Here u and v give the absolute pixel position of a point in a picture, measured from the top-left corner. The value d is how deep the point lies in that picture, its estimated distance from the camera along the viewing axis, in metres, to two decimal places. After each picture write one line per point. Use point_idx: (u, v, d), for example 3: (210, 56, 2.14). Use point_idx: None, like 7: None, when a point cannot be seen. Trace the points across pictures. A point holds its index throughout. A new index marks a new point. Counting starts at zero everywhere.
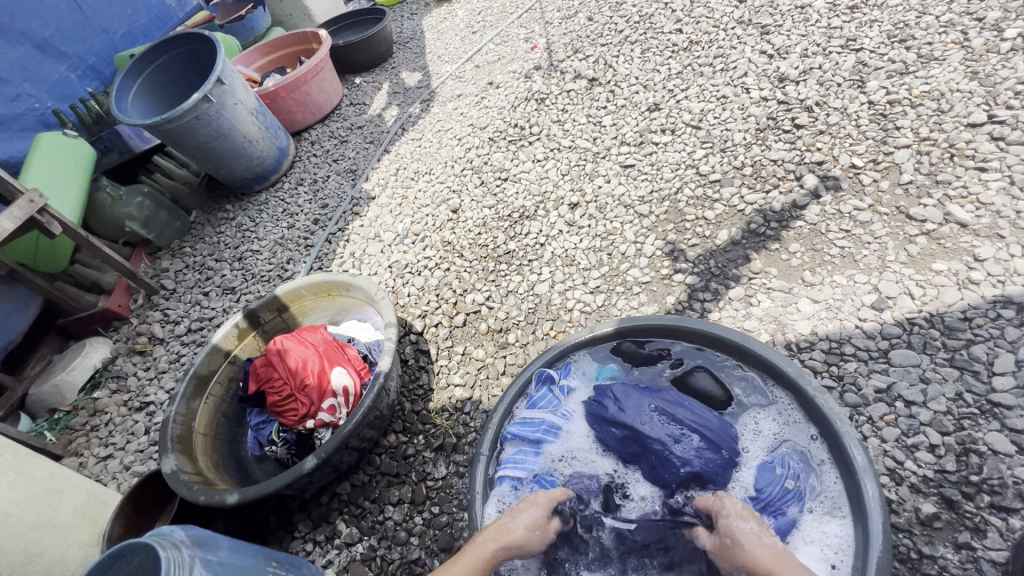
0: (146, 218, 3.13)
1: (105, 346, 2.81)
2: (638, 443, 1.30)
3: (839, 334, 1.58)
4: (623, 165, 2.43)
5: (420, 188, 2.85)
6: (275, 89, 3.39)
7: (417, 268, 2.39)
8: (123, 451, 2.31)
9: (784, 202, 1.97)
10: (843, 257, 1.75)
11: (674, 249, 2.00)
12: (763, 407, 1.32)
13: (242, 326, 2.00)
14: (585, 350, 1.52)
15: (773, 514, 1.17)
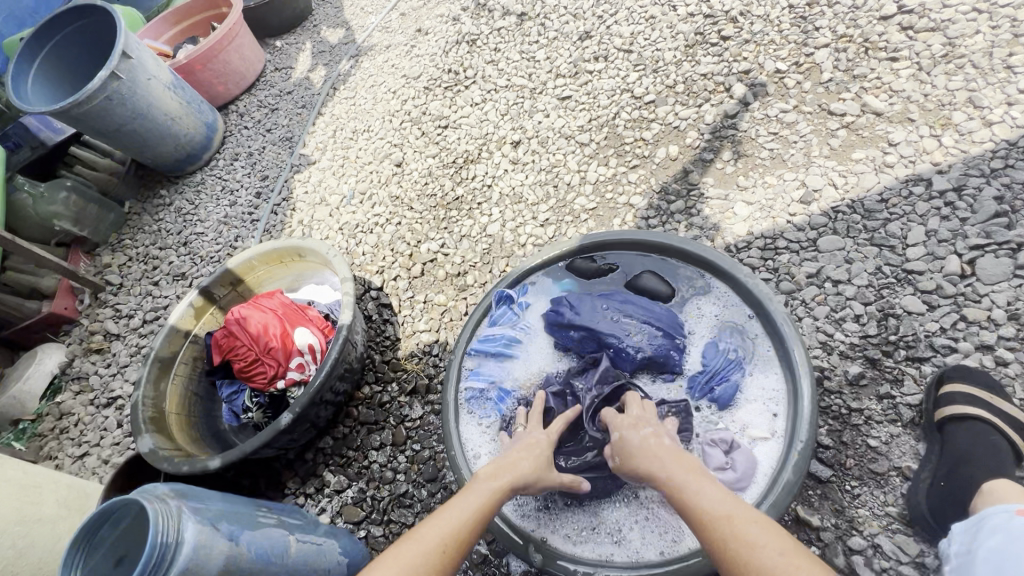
0: (76, 214, 2.98)
1: (59, 350, 2.71)
2: (596, 341, 1.37)
3: (772, 231, 1.68)
4: (560, 98, 2.42)
5: (361, 146, 2.78)
6: (189, 62, 3.18)
7: (368, 226, 2.37)
8: (98, 447, 2.30)
9: (716, 114, 2.03)
10: (773, 158, 1.83)
11: (617, 173, 2.05)
12: (702, 294, 1.41)
13: (197, 304, 1.98)
14: (539, 271, 1.54)
15: (720, 381, 1.28)
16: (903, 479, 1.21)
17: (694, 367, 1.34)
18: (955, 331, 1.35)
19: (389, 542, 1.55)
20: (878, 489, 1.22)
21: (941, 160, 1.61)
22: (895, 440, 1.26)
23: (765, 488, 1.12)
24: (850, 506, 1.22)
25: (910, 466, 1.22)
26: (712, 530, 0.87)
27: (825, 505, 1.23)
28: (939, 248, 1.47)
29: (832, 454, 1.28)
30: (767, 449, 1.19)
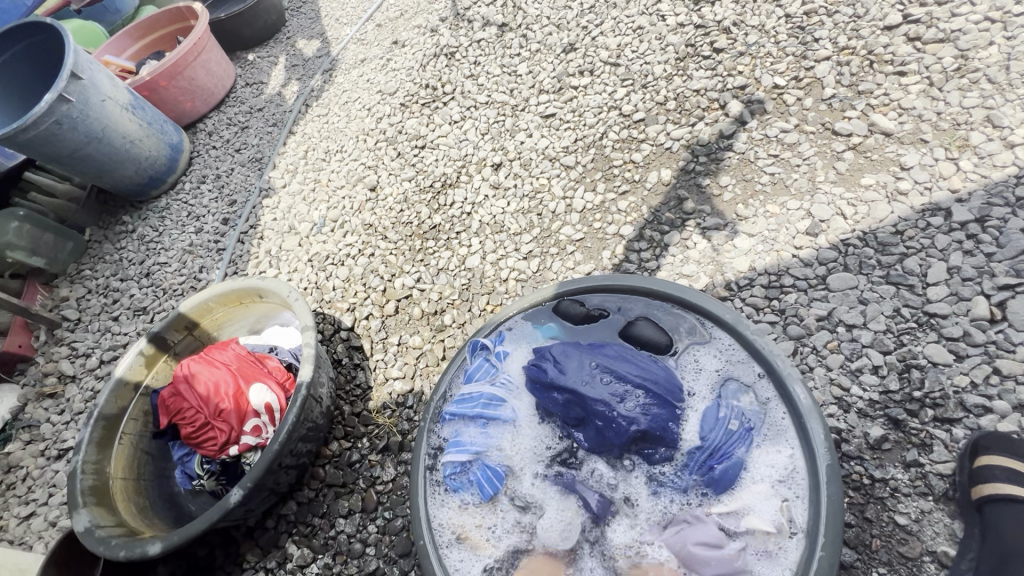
0: (31, 245, 2.76)
1: (11, 394, 2.51)
2: (582, 407, 1.18)
3: (776, 266, 1.52)
4: (544, 116, 2.27)
5: (333, 169, 2.61)
6: (153, 79, 2.99)
7: (339, 258, 2.20)
8: (46, 506, 2.10)
9: (710, 134, 1.87)
10: (774, 184, 1.68)
11: (605, 199, 1.89)
12: (704, 346, 1.27)
13: (148, 352, 1.79)
14: (520, 316, 1.42)
15: (720, 459, 1.12)
16: (939, 566, 1.06)
17: (691, 440, 1.17)
18: (988, 386, 1.20)
19: None
20: None
21: (960, 186, 1.46)
22: (927, 517, 1.10)
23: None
24: None
25: (946, 551, 1.06)
26: None
27: None
28: (964, 288, 1.32)
29: (855, 534, 1.12)
30: (777, 546, 1.02)
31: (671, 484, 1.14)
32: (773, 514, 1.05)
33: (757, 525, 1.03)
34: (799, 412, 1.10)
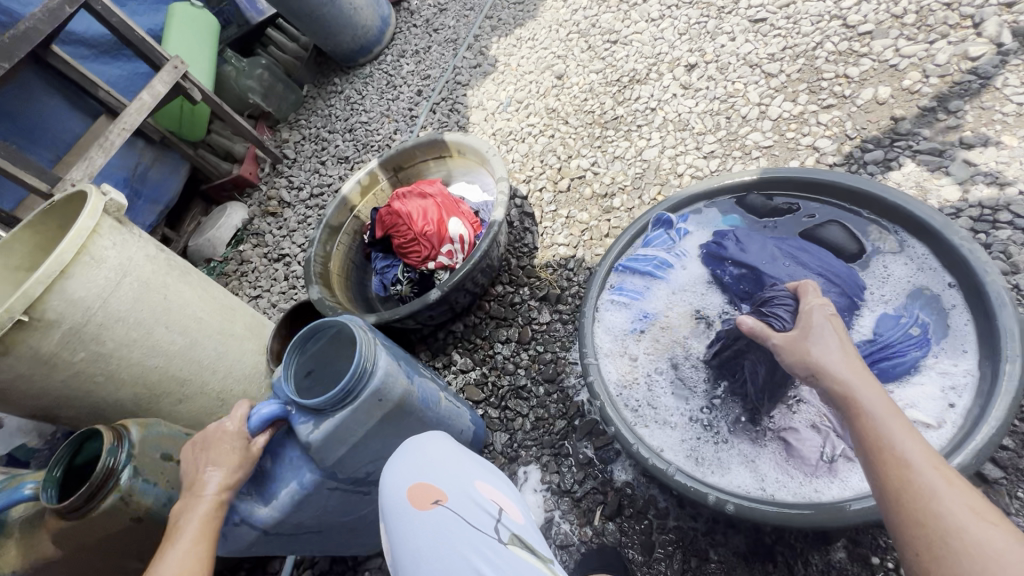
0: (265, 90, 3.36)
1: (242, 208, 3.18)
2: (756, 283, 1.23)
3: (995, 200, 1.42)
4: (753, 20, 2.17)
5: (523, 55, 2.76)
6: None
7: (521, 135, 2.40)
8: (268, 293, 2.75)
9: (952, 54, 1.70)
10: (1019, 115, 1.51)
11: (805, 110, 1.83)
12: (892, 252, 1.23)
13: (364, 183, 2.17)
14: (706, 200, 1.45)
15: (893, 355, 1.09)
16: None
17: (863, 334, 1.15)
18: None
19: (504, 425, 1.68)
20: None
21: None
22: None
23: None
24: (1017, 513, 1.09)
25: None
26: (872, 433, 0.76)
27: None
28: None
29: (1009, 457, 1.14)
30: (925, 437, 1.01)
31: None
32: (935, 412, 1.03)
33: (916, 416, 1.03)
34: (992, 312, 1.03)
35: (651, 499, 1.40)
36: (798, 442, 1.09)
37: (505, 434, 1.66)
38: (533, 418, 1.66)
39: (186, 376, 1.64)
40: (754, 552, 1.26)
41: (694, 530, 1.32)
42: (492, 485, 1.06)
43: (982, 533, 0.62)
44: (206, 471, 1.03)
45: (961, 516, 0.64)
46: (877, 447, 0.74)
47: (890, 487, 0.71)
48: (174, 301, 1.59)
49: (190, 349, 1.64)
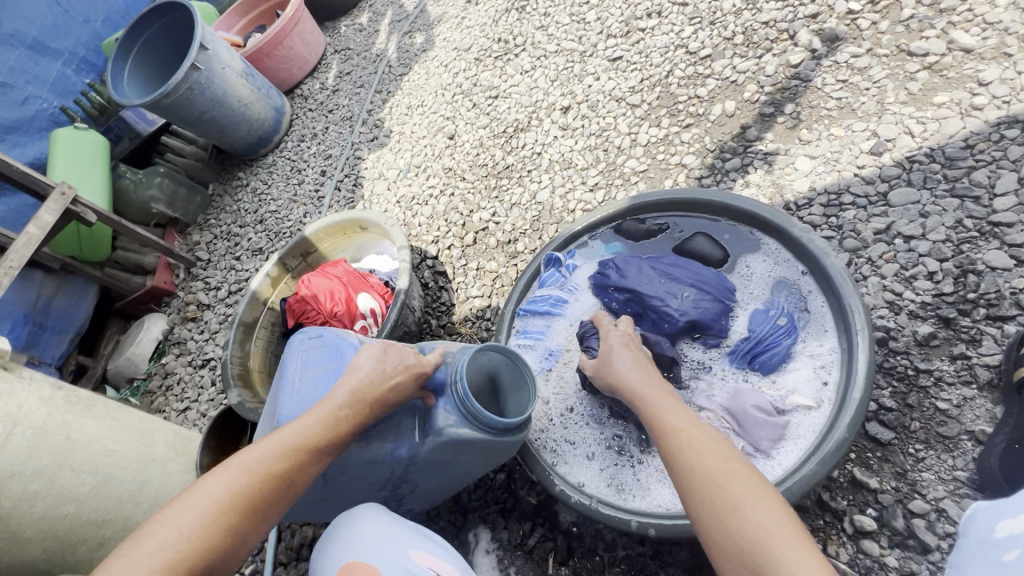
0: (170, 197, 3.31)
1: (161, 319, 3.08)
2: (640, 304, 1.31)
3: (837, 185, 1.58)
4: (611, 59, 2.37)
5: (415, 121, 2.87)
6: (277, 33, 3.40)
7: (423, 199, 2.46)
8: (197, 403, 2.63)
9: (778, 65, 1.90)
10: (841, 108, 1.71)
11: (669, 133, 1.99)
12: (751, 250, 1.34)
13: (273, 274, 2.16)
14: (588, 234, 1.54)
15: (766, 348, 1.18)
16: (975, 443, 1.14)
17: (740, 334, 1.25)
18: None
19: (447, 490, 1.64)
20: (946, 453, 1.16)
21: None
22: (968, 403, 1.18)
23: (807, 450, 1.05)
24: (912, 469, 1.16)
25: (984, 430, 1.14)
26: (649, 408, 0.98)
27: (885, 468, 1.18)
28: None
29: (895, 417, 1.22)
30: (809, 418, 1.10)
31: (718, 374, 1.23)
32: (813, 393, 1.12)
33: (799, 401, 1.11)
34: (838, 292, 1.16)
35: (597, 534, 1.40)
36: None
37: (450, 499, 1.63)
38: (475, 477, 1.63)
39: (104, 517, 1.53)
40: (700, 564, 1.28)
41: (642, 555, 1.34)
42: (429, 551, 1.04)
43: (715, 465, 0.83)
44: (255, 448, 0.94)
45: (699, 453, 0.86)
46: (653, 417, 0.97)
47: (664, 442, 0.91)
48: (79, 439, 1.51)
49: (106, 484, 1.54)
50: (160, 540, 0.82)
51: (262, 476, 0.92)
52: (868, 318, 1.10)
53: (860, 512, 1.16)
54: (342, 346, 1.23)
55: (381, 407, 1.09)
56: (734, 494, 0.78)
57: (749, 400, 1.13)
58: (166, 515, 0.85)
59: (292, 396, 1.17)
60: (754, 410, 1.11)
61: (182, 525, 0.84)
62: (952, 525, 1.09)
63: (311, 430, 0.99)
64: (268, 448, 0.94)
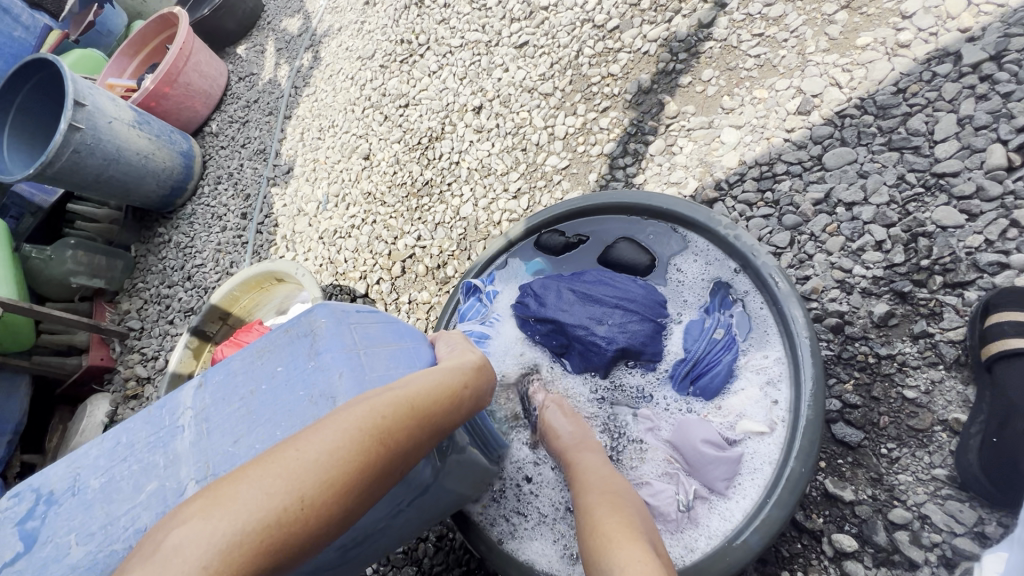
0: (90, 268, 3.06)
1: (105, 399, 2.84)
2: (564, 335, 1.16)
3: (768, 155, 1.43)
4: (518, 46, 2.17)
5: (329, 145, 2.65)
6: (167, 70, 3.10)
7: (346, 231, 2.27)
8: None
9: (689, 26, 1.73)
10: (761, 67, 1.54)
11: (586, 121, 1.81)
12: (679, 251, 1.19)
13: (193, 345, 1.98)
14: (507, 254, 1.38)
15: (706, 369, 1.04)
16: (951, 434, 1.02)
17: (677, 354, 1.11)
18: (1004, 242, 1.11)
19: (408, 557, 1.50)
20: (920, 449, 1.03)
21: (971, 24, 1.30)
22: (937, 387, 1.06)
23: (765, 488, 0.92)
24: (888, 473, 1.04)
25: (958, 418, 1.02)
26: (576, 471, 0.97)
27: (859, 475, 1.06)
28: (976, 139, 1.20)
29: (861, 414, 1.09)
30: (764, 446, 0.96)
31: (660, 405, 1.09)
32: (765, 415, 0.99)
33: (750, 427, 0.98)
34: (773, 294, 1.01)
35: None
36: (653, 499, 0.98)
37: (411, 567, 1.48)
38: (434, 538, 1.49)
39: None
40: None
41: None
42: None
43: (602, 517, 0.81)
44: (415, 381, 0.80)
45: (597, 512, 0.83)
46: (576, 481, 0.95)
47: (580, 502, 0.89)
48: None
49: None
50: (275, 483, 0.66)
51: (390, 445, 0.73)
52: (811, 322, 0.96)
53: (837, 530, 1.03)
54: (399, 325, 1.00)
55: (485, 391, 0.92)
56: (613, 551, 0.75)
57: (696, 436, 0.98)
58: (282, 456, 0.68)
59: (359, 364, 0.85)
60: (703, 446, 0.97)
61: (306, 482, 0.66)
62: (937, 533, 0.97)
63: (432, 401, 0.79)
64: (395, 408, 0.75)
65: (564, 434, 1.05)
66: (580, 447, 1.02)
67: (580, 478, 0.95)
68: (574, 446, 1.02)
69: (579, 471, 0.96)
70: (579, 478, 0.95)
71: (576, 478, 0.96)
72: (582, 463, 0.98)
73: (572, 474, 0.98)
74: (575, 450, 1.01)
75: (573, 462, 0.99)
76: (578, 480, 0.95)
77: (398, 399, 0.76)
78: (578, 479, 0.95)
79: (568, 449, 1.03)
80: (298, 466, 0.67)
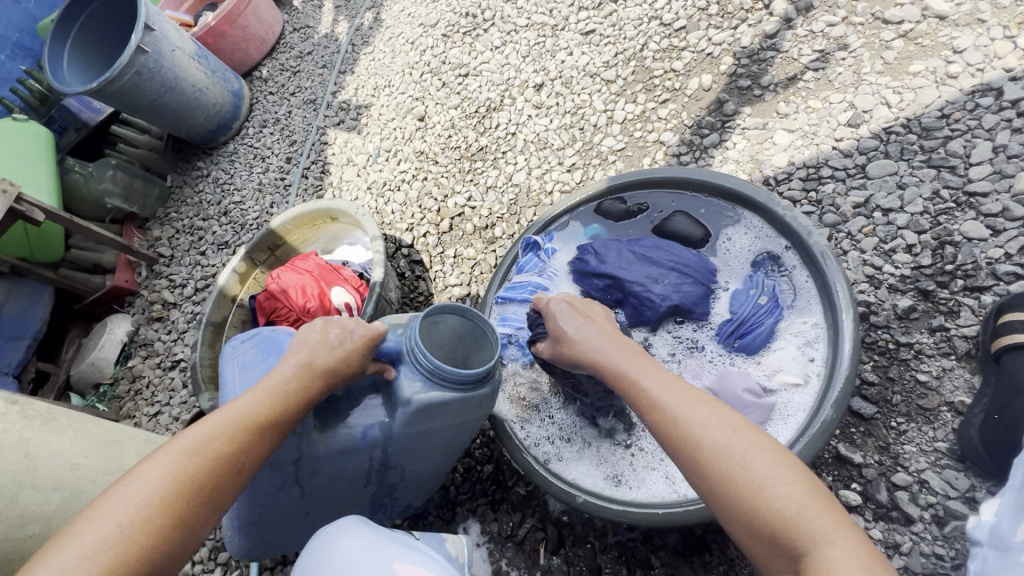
0: (125, 191, 3.10)
1: (125, 320, 2.92)
2: (621, 290, 1.27)
3: (815, 160, 1.56)
4: (584, 33, 2.28)
5: (383, 103, 2.75)
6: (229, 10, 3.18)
7: (395, 184, 2.37)
8: (169, 406, 2.59)
9: (754, 35, 1.86)
10: (818, 80, 1.68)
11: (646, 109, 1.94)
12: (733, 224, 1.32)
13: (240, 270, 2.07)
14: (568, 216, 1.50)
15: (750, 329, 1.18)
16: (955, 414, 1.16)
17: (723, 316, 1.24)
18: (1021, 257, 1.25)
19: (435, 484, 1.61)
20: (927, 424, 1.17)
21: (1015, 66, 1.44)
22: (947, 373, 1.20)
23: (797, 430, 1.05)
24: (895, 442, 1.18)
25: (963, 401, 1.16)
26: (648, 402, 0.88)
27: (868, 443, 1.19)
28: (1008, 166, 1.34)
29: (878, 391, 1.23)
30: (797, 396, 1.10)
31: (706, 357, 1.22)
32: (800, 370, 1.13)
33: (786, 379, 1.12)
34: (820, 269, 1.14)
35: (588, 521, 1.40)
36: None
37: (437, 493, 1.60)
38: (462, 470, 1.60)
39: None
40: (690, 547, 1.29)
41: (633, 541, 1.34)
42: (412, 565, 0.93)
43: (733, 449, 0.77)
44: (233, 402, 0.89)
45: (723, 443, 0.78)
46: (657, 413, 0.86)
47: (677, 438, 0.82)
48: (39, 455, 1.40)
49: (71, 502, 1.41)
50: (130, 501, 0.75)
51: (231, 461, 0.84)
52: (853, 293, 1.09)
53: (845, 487, 1.17)
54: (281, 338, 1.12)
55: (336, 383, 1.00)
56: (775, 492, 0.71)
57: (739, 384, 1.11)
58: (132, 475, 0.78)
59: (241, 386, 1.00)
60: (743, 393, 1.10)
61: (151, 498, 0.76)
62: (933, 495, 1.11)
63: (277, 401, 0.91)
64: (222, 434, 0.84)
65: (610, 360, 0.98)
66: (643, 376, 0.92)
67: (661, 413, 0.85)
68: (631, 372, 0.93)
69: (655, 400, 0.87)
70: (662, 415, 0.85)
71: (658, 411, 0.86)
72: (655, 394, 0.88)
73: (649, 404, 0.88)
74: (640, 378, 0.91)
75: (643, 394, 0.89)
76: (660, 412, 0.85)
77: (212, 426, 0.85)
78: (659, 414, 0.85)
79: (632, 379, 0.92)
80: (142, 486, 0.77)
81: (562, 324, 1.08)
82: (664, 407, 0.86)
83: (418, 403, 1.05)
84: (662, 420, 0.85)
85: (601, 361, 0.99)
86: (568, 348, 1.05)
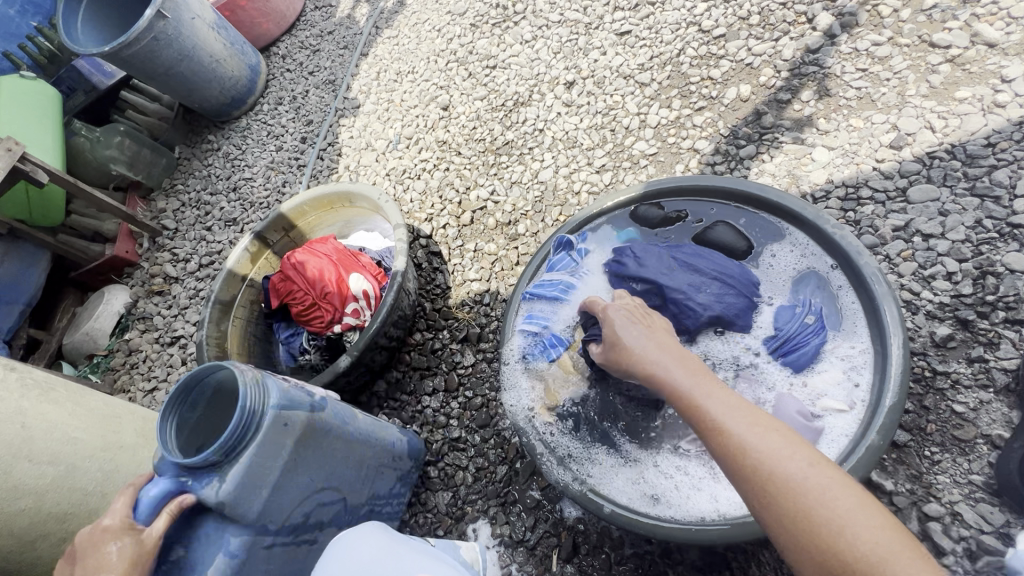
0: (131, 158, 3.01)
1: (124, 291, 2.84)
2: (659, 296, 1.23)
3: (855, 179, 1.54)
4: (619, 33, 2.25)
5: (406, 89, 2.69)
6: None
7: (415, 173, 2.32)
8: (166, 383, 2.52)
9: (796, 48, 1.83)
10: (860, 99, 1.66)
11: (680, 115, 1.91)
12: (776, 240, 1.29)
13: (252, 249, 2.00)
14: (603, 217, 1.46)
15: (795, 347, 1.17)
16: (991, 448, 1.14)
17: (766, 331, 1.23)
18: None
19: (445, 483, 1.59)
20: (961, 456, 1.15)
21: None
22: (985, 406, 1.18)
23: (841, 454, 1.02)
24: (928, 472, 1.16)
25: (1000, 435, 1.14)
26: (711, 431, 0.77)
27: (900, 470, 1.17)
28: None
29: (911, 419, 1.21)
30: (842, 422, 1.07)
31: (751, 374, 1.20)
32: (844, 394, 1.10)
33: (830, 404, 1.09)
34: (869, 292, 1.12)
35: (604, 531, 1.37)
36: None
37: (447, 492, 1.57)
38: (474, 469, 1.57)
39: (69, 510, 1.33)
40: (709, 564, 1.26)
41: (650, 554, 1.31)
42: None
43: (814, 498, 0.68)
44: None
45: (796, 481, 0.69)
46: (724, 447, 0.75)
47: (744, 470, 0.73)
48: (37, 426, 1.33)
49: (67, 476, 1.34)
50: None
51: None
52: (903, 319, 1.07)
53: None
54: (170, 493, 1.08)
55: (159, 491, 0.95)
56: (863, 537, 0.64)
57: (791, 407, 1.10)
58: None
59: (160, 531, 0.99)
60: (796, 416, 1.08)
61: None
62: (966, 528, 1.09)
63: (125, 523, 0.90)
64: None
65: (672, 375, 0.86)
66: (708, 398, 0.80)
67: (728, 444, 0.75)
68: (695, 392, 0.82)
69: (719, 425, 0.77)
70: (730, 446, 0.75)
71: (722, 443, 0.76)
72: (718, 419, 0.78)
73: (712, 430, 0.78)
74: (702, 400, 0.80)
75: (706, 418, 0.79)
76: (724, 439, 0.76)
77: None
78: (726, 443, 0.75)
79: (692, 404, 0.81)
80: None
81: (620, 332, 0.98)
82: (730, 434, 0.76)
83: (234, 491, 0.95)
84: (729, 453, 0.75)
85: (660, 381, 0.87)
86: (625, 359, 0.95)
